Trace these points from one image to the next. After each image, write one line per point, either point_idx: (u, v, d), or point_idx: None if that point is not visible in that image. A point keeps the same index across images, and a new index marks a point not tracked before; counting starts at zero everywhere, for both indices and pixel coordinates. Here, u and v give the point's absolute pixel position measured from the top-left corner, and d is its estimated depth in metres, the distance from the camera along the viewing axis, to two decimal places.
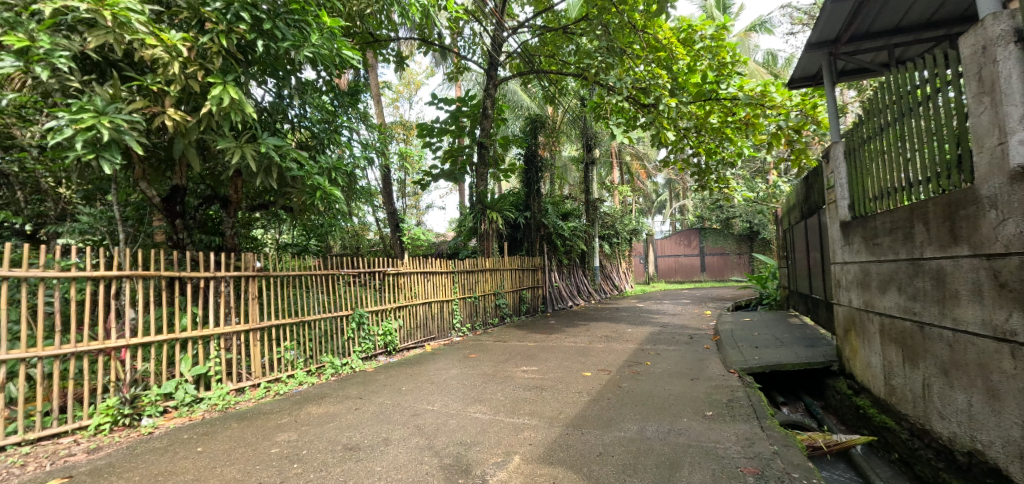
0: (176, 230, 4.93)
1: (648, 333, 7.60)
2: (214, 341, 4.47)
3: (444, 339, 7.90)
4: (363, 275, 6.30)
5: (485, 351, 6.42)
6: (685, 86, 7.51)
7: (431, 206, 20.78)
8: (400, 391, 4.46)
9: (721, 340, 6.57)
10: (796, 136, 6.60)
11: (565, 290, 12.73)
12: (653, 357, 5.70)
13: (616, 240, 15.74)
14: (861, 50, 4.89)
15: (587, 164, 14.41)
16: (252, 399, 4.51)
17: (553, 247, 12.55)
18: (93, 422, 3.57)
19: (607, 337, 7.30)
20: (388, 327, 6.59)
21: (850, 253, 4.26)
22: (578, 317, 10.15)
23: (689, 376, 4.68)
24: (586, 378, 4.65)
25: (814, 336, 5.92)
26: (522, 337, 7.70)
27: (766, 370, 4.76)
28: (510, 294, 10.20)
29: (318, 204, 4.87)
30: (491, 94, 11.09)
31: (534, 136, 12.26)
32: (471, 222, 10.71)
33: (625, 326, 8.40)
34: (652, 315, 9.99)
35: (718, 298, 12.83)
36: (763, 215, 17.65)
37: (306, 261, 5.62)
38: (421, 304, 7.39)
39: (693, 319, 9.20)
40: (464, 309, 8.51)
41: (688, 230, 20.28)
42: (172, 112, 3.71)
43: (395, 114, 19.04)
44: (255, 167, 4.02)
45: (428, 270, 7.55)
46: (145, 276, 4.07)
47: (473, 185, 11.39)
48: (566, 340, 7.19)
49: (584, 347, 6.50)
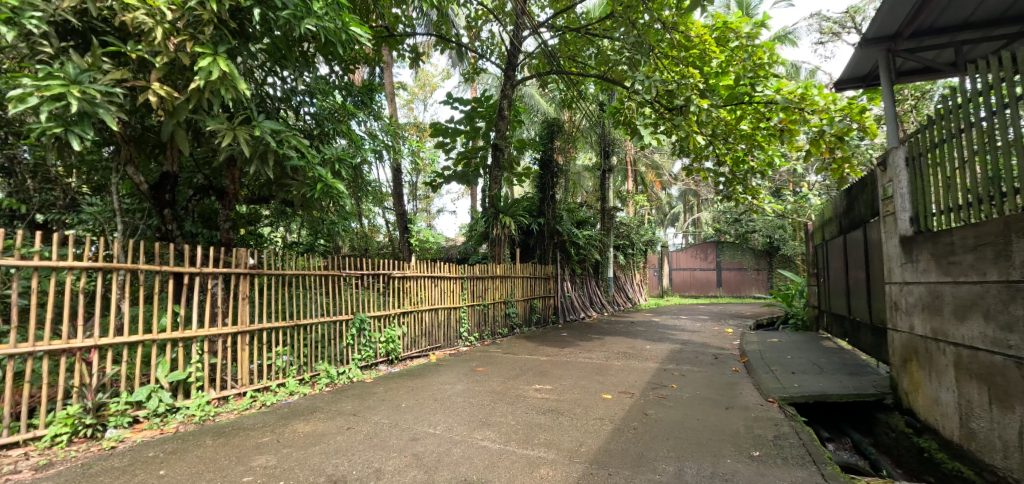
0: (166, 221, 4.53)
1: (668, 351, 7.08)
2: (196, 343, 4.06)
3: (450, 348, 7.44)
4: (366, 278, 5.86)
5: (494, 364, 5.95)
6: (716, 88, 7.05)
7: (442, 210, 20.38)
8: (400, 409, 4.01)
9: (751, 362, 6.03)
10: (838, 143, 6.04)
11: (578, 301, 12.21)
12: (678, 379, 5.20)
13: (631, 251, 15.22)
14: (923, 47, 4.35)
15: (603, 171, 13.95)
16: (235, 410, 4.08)
17: (567, 255, 12.08)
18: (48, 433, 3.19)
19: (625, 354, 6.80)
20: (391, 335, 6.14)
21: (912, 272, 3.75)
22: (591, 330, 9.64)
23: (722, 404, 4.18)
24: (606, 402, 4.17)
25: (856, 364, 5.37)
26: (534, 349, 7.22)
27: (808, 400, 4.25)
28: (521, 303, 9.73)
29: (319, 198, 4.43)
30: (508, 94, 10.71)
31: (551, 140, 11.83)
32: (482, 227, 10.27)
33: (643, 342, 7.89)
34: (670, 331, 9.46)
35: (738, 315, 12.25)
36: (784, 230, 17.10)
37: (305, 259, 5.18)
38: (427, 310, 6.93)
39: (715, 337, 8.66)
40: (472, 317, 8.04)
41: (705, 243, 19.70)
42: (157, 88, 3.34)
43: (409, 115, 18.74)
44: (248, 153, 3.62)
45: (435, 275, 7.10)
46: (121, 269, 3.68)
47: (487, 188, 10.98)
48: (581, 355, 6.70)
49: (601, 364, 6.02)
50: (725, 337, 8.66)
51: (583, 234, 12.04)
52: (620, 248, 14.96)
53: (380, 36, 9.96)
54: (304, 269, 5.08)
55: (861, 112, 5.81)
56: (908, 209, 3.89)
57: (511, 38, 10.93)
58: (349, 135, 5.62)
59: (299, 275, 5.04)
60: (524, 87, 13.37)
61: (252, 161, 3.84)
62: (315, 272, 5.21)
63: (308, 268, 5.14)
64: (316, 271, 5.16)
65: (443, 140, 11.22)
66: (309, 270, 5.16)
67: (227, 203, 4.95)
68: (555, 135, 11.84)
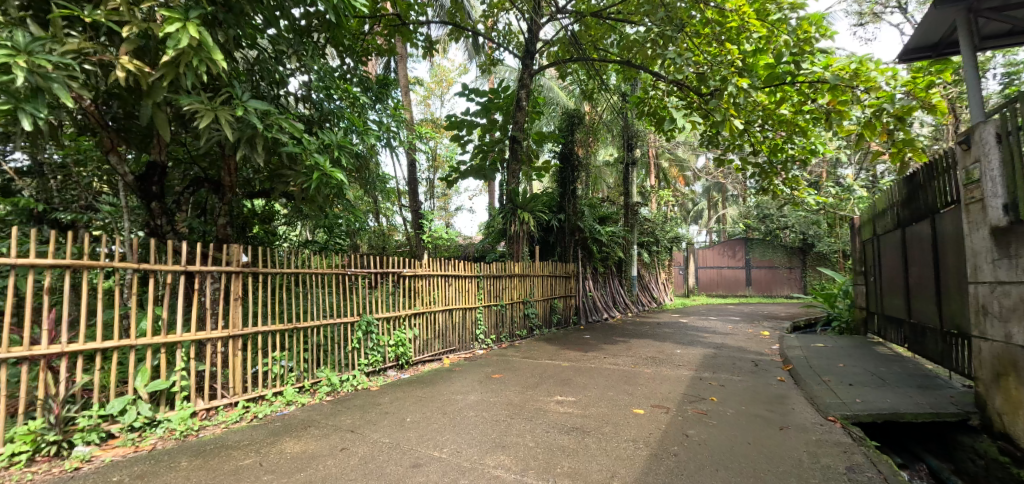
0: (152, 216, 4.14)
1: (702, 356, 6.51)
2: (181, 349, 3.66)
3: (465, 351, 6.98)
4: (373, 277, 5.42)
5: (512, 371, 5.48)
6: (754, 69, 6.49)
7: (459, 208, 19.97)
8: (404, 425, 3.56)
9: (799, 371, 5.41)
10: (897, 124, 5.37)
11: (600, 301, 11.65)
12: (718, 391, 4.64)
13: (655, 248, 14.57)
14: (1011, 5, 3.74)
15: (627, 164, 13.37)
16: (223, 424, 3.65)
17: (588, 253, 11.53)
18: (5, 451, 2.81)
19: (655, 359, 6.25)
20: (401, 338, 5.70)
21: (1012, 270, 3.14)
22: (615, 332, 9.09)
23: (775, 423, 3.62)
24: (638, 419, 3.66)
25: (925, 376, 4.75)
26: (555, 354, 6.72)
27: (877, 419, 3.68)
28: (541, 303, 9.24)
29: (316, 189, 3.98)
30: (527, 84, 10.21)
31: (571, 132, 11.30)
32: (500, 223, 9.81)
33: (673, 346, 7.31)
34: (700, 334, 8.84)
35: (772, 316, 11.55)
36: (819, 226, 16.35)
37: (304, 257, 4.73)
38: (440, 311, 6.48)
39: (751, 341, 8.03)
40: (489, 318, 7.57)
41: (732, 240, 18.89)
42: (126, 61, 2.95)
43: (426, 112, 18.37)
44: (231, 135, 3.19)
45: (449, 273, 6.64)
46: (93, 267, 3.29)
47: (505, 183, 10.51)
48: (606, 360, 6.17)
49: (629, 371, 5.49)
50: (761, 341, 8.03)
51: (605, 230, 11.47)
52: (644, 245, 14.34)
53: (393, 24, 9.57)
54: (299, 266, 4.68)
55: (926, 88, 5.17)
56: (1000, 195, 3.25)
57: (529, 25, 10.44)
58: (356, 122, 5.19)
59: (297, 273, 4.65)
60: (543, 78, 12.85)
61: (240, 147, 3.46)
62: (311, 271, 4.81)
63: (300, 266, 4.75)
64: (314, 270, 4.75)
65: (459, 134, 10.78)
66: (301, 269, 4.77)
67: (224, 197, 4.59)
68: (575, 126, 11.30)
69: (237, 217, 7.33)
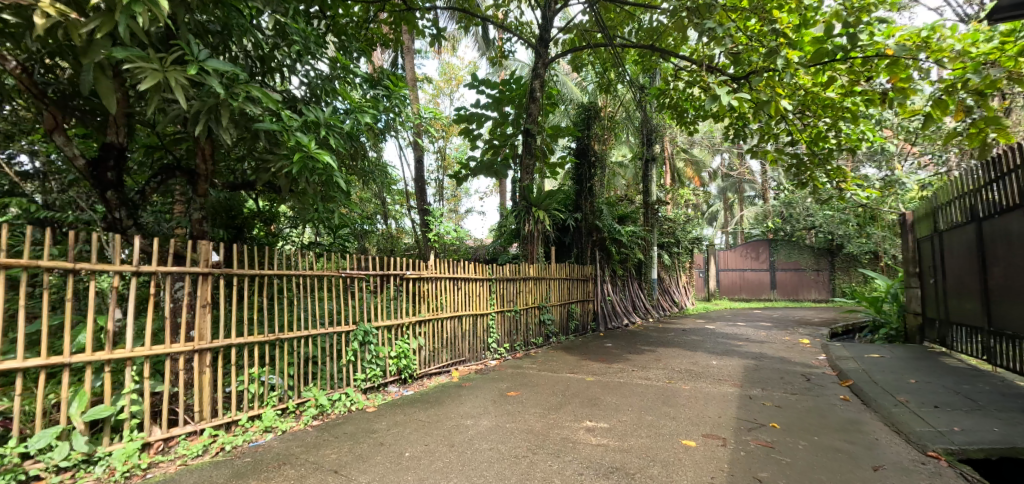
0: (109, 207, 3.51)
1: (743, 369, 5.78)
2: (133, 368, 3.01)
3: (476, 362, 6.29)
4: (372, 280, 4.77)
5: (530, 387, 4.79)
6: (799, 44, 5.77)
7: (470, 210, 19.29)
8: (402, 462, 2.88)
9: (865, 389, 4.66)
10: (979, 99, 4.62)
11: (620, 306, 10.92)
12: (776, 415, 3.93)
13: (676, 250, 13.80)
14: None
15: (646, 161, 12.63)
16: (181, 460, 3.00)
17: (607, 254, 10.81)
18: None
19: (692, 372, 5.52)
20: (403, 349, 5.03)
21: None
22: (638, 340, 8.35)
23: (864, 462, 2.91)
24: (691, 456, 2.95)
25: (1021, 397, 4.04)
26: (576, 365, 6.02)
27: (991, 456, 2.98)
28: (557, 308, 8.54)
29: (300, 174, 3.33)
30: (541, 74, 9.54)
31: (588, 126, 10.61)
32: (513, 223, 9.15)
33: (707, 357, 6.56)
34: (733, 342, 8.08)
35: (805, 322, 10.75)
36: (847, 226, 15.52)
37: (290, 256, 4.09)
38: (448, 318, 5.81)
39: (791, 351, 7.26)
40: (502, 325, 6.88)
41: (755, 241, 18.05)
42: (47, 4, 2.33)
43: (434, 110, 17.76)
44: (184, 101, 2.54)
45: (458, 276, 5.97)
46: (17, 267, 2.66)
47: (517, 180, 9.83)
48: (637, 373, 5.47)
49: (664, 387, 4.78)
50: (803, 350, 7.26)
51: (626, 230, 10.76)
52: (664, 246, 13.58)
53: (396, 10, 8.95)
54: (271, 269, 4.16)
55: (1015, 55, 4.44)
56: None
57: (542, 11, 9.79)
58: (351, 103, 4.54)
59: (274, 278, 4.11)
60: (557, 69, 12.17)
61: (199, 120, 2.86)
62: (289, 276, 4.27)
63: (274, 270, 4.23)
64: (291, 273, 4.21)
65: (469, 128, 10.14)
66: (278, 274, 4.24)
67: (199, 188, 4.00)
68: (593, 120, 10.61)
69: (230, 218, 6.75)
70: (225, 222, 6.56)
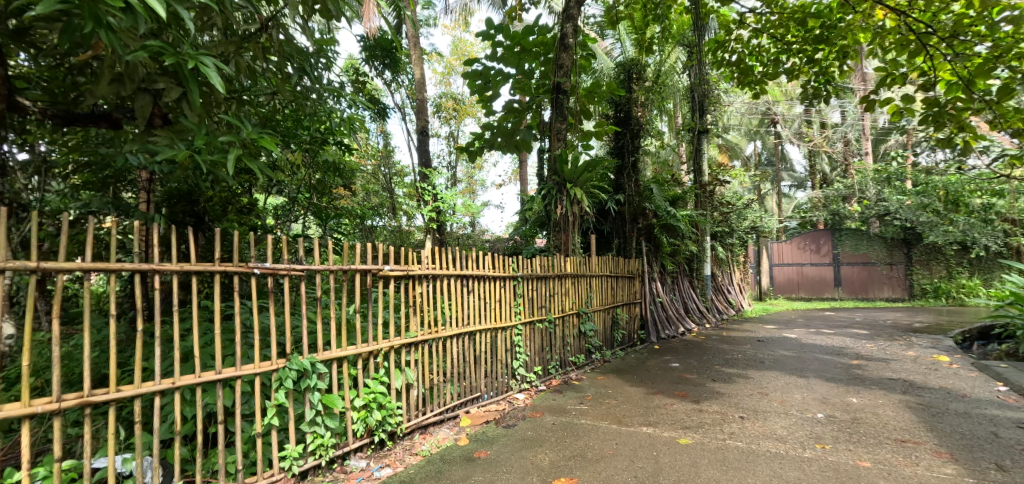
0: None
1: (919, 420, 3.67)
2: None
3: (497, 399, 4.28)
4: (308, 283, 2.84)
5: (587, 463, 2.80)
6: None
7: (487, 204, 17.24)
8: None
9: None
10: None
11: (672, 309, 8.85)
12: None
13: (731, 241, 11.63)
14: None
15: (697, 132, 10.47)
16: None
17: (655, 246, 8.74)
18: None
19: (845, 427, 3.43)
20: (376, 392, 3.03)
21: None
22: (712, 358, 6.25)
23: None
24: None
25: None
26: (648, 405, 3.97)
27: None
28: (601, 314, 6.54)
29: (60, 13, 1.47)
30: (574, 15, 7.47)
31: (629, 88, 8.57)
32: (541, 205, 7.13)
33: (838, 391, 4.45)
34: (845, 361, 5.94)
35: (909, 329, 8.52)
36: (931, 211, 13.24)
37: (133, 235, 2.25)
38: (454, 337, 3.81)
39: (945, 377, 5.10)
40: (531, 342, 4.86)
41: (815, 231, 15.79)
42: None
43: (444, 89, 15.90)
44: None
45: (469, 273, 3.98)
46: None
47: (545, 153, 7.83)
48: (758, 427, 3.40)
49: (828, 466, 2.74)
50: (963, 378, 5.09)
51: (681, 215, 8.64)
52: (716, 237, 11.40)
53: None
54: (108, 264, 2.25)
55: None
56: None
57: None
58: None
59: (97, 276, 2.21)
60: (589, 24, 10.09)
61: None
62: (143, 275, 2.37)
63: (116, 263, 2.30)
64: (144, 268, 2.31)
65: (482, 94, 8.17)
66: (116, 268, 2.30)
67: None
68: (635, 81, 8.56)
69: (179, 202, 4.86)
70: (186, 207, 4.17)
